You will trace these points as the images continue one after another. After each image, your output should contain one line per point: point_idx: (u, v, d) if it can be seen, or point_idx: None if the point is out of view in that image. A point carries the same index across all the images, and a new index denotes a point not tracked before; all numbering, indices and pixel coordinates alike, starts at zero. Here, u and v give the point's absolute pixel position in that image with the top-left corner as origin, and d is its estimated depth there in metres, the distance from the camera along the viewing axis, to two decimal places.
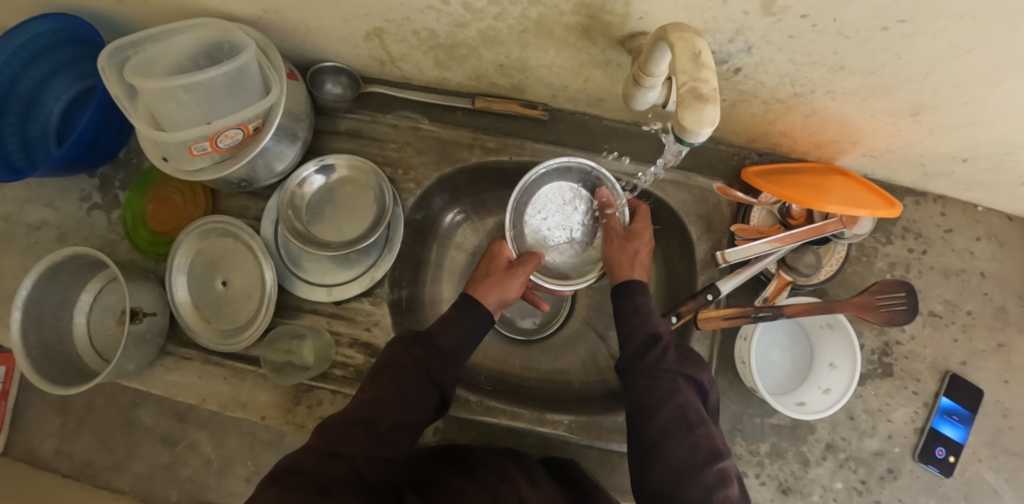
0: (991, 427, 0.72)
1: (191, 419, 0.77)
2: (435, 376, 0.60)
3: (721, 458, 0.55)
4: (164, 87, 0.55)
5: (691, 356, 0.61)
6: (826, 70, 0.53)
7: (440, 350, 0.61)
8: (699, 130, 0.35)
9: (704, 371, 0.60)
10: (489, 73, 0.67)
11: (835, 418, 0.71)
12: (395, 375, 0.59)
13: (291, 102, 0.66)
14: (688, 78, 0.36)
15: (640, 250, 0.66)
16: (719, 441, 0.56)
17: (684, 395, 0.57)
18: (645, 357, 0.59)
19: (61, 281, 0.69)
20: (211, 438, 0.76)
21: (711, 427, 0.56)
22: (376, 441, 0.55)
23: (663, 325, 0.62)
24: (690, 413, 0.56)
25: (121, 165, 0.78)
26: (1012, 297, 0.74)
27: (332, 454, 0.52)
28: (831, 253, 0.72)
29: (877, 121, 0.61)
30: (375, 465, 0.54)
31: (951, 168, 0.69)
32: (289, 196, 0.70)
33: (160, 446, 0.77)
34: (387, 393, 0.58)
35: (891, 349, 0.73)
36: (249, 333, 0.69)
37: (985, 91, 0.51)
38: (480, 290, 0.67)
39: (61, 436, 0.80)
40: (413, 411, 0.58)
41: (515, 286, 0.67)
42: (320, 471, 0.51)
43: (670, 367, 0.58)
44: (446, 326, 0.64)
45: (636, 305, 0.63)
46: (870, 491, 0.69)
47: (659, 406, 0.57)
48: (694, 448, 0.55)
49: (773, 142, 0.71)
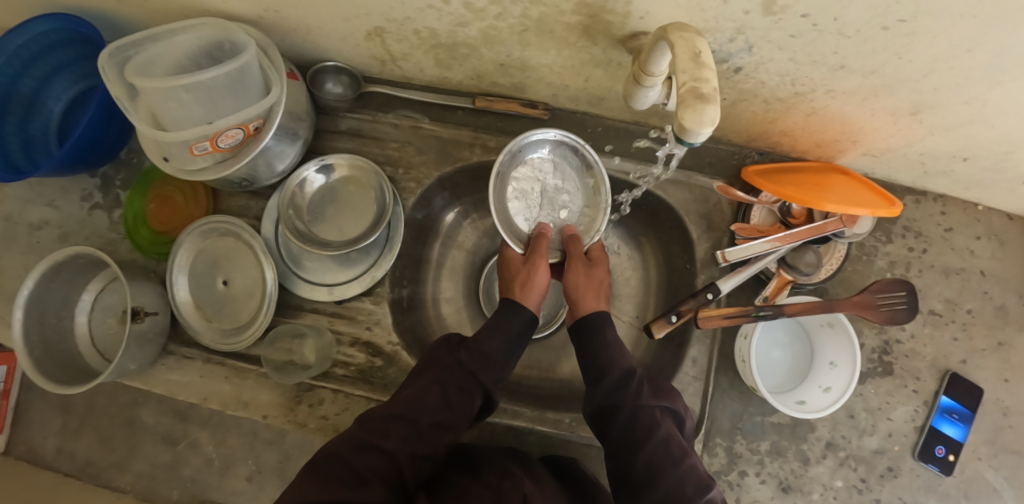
0: (990, 426, 0.72)
1: (193, 419, 0.77)
2: (480, 379, 0.62)
3: (708, 487, 0.55)
4: (166, 87, 0.55)
5: (664, 387, 0.62)
6: (826, 69, 0.53)
7: (487, 355, 0.63)
8: (699, 130, 0.35)
9: (678, 401, 0.61)
10: (490, 72, 0.67)
11: (835, 417, 0.71)
12: (439, 375, 0.61)
13: (292, 102, 0.66)
14: (689, 78, 0.36)
15: (602, 277, 0.70)
16: (703, 473, 0.56)
17: (666, 427, 0.57)
18: (624, 390, 0.60)
19: (62, 280, 0.69)
20: (212, 437, 0.76)
21: (694, 458, 0.57)
22: (415, 436, 0.57)
23: (631, 358, 0.63)
24: (673, 446, 0.56)
25: (122, 164, 0.79)
26: (1011, 296, 0.75)
27: (371, 447, 0.54)
28: (831, 252, 0.72)
29: (876, 120, 0.61)
30: (414, 461, 0.56)
31: (951, 167, 0.69)
32: (289, 196, 0.70)
33: (162, 445, 0.77)
34: (431, 393, 0.59)
35: (891, 348, 0.73)
36: (250, 333, 0.69)
37: (985, 90, 0.52)
38: (517, 293, 0.68)
39: (63, 435, 0.80)
40: (455, 412, 0.60)
41: (540, 274, 0.69)
42: (358, 461, 0.52)
43: (646, 400, 0.59)
44: (492, 332, 0.65)
45: (606, 338, 0.64)
46: (870, 489, 0.69)
47: (643, 439, 0.57)
48: (681, 480, 0.55)
49: (774, 141, 0.71)
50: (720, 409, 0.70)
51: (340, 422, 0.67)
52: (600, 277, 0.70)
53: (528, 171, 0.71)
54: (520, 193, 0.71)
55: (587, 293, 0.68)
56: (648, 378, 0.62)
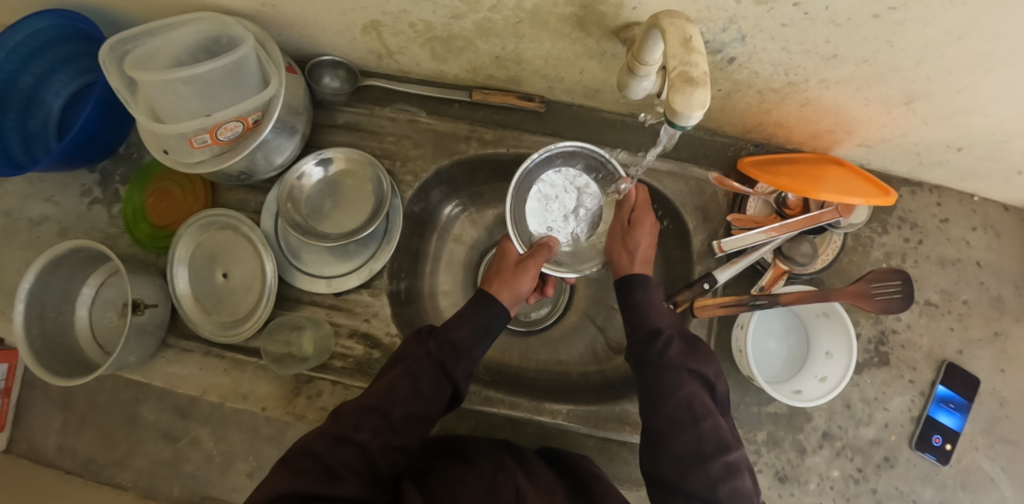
0: (988, 416, 0.72)
1: (193, 416, 0.78)
2: (451, 369, 0.61)
3: (727, 450, 0.54)
4: (165, 81, 0.56)
5: (698, 347, 0.60)
6: (819, 58, 0.54)
7: (455, 344, 0.62)
8: (689, 114, 0.35)
9: (710, 363, 0.59)
10: (486, 65, 0.67)
11: (832, 407, 0.71)
12: (409, 367, 0.61)
13: (289, 96, 0.66)
14: (679, 62, 0.36)
15: (641, 241, 0.67)
16: (726, 434, 0.55)
17: (690, 389, 0.56)
18: (651, 348, 0.59)
19: (62, 274, 0.69)
20: (213, 433, 0.76)
21: (719, 420, 0.55)
22: (388, 428, 0.56)
23: (665, 316, 0.62)
24: (696, 404, 0.55)
25: (122, 159, 0.79)
26: (1007, 286, 0.75)
27: (343, 440, 0.54)
28: (827, 242, 0.72)
29: (870, 110, 0.61)
30: (387, 452, 0.55)
31: (946, 157, 0.69)
32: (287, 189, 0.70)
33: (162, 442, 0.77)
34: (402, 385, 0.59)
35: (887, 337, 0.73)
36: (250, 325, 0.69)
37: (976, 78, 0.52)
38: (495, 286, 0.68)
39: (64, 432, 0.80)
40: (427, 403, 0.59)
41: (526, 281, 0.68)
42: (330, 455, 0.53)
43: (673, 359, 0.57)
44: (460, 322, 0.64)
45: (636, 299, 0.64)
46: (866, 479, 0.70)
47: (665, 395, 0.56)
48: (699, 441, 0.54)
49: (769, 132, 0.71)
50: None
51: None
52: (639, 241, 0.67)
53: (559, 180, 0.73)
54: (543, 195, 0.73)
55: (623, 257, 0.68)
56: (682, 336, 0.60)
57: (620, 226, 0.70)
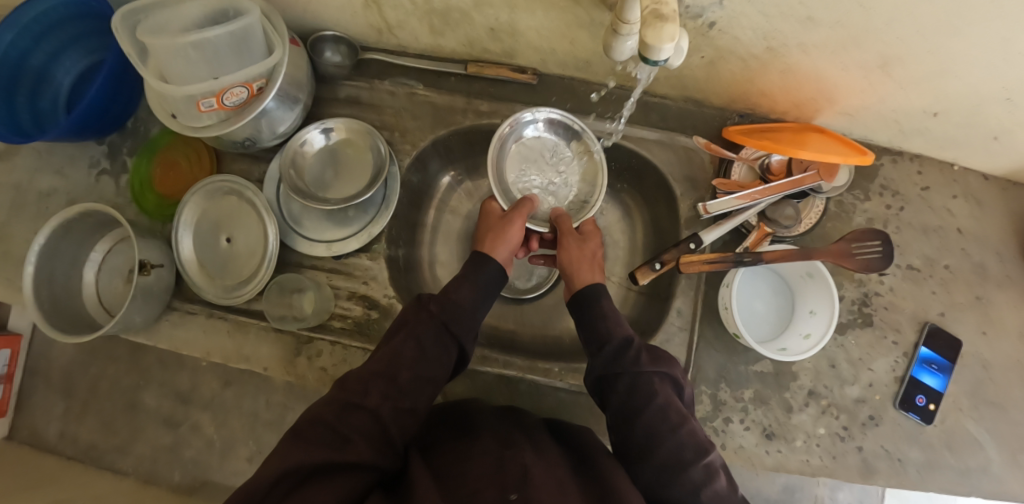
0: (971, 378, 0.74)
1: (195, 402, 0.90)
2: (453, 328, 0.64)
3: (705, 453, 0.55)
4: (175, 45, 0.59)
5: (663, 355, 0.62)
6: (795, 21, 0.56)
7: (455, 304, 0.66)
8: (660, 46, 0.38)
9: (677, 366, 0.62)
10: (481, 38, 0.70)
11: (817, 367, 0.73)
12: (412, 330, 0.64)
13: (293, 67, 0.69)
14: (651, 2, 0.39)
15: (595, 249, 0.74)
16: (702, 437, 0.57)
17: (663, 395, 0.58)
18: (622, 358, 0.61)
19: (72, 239, 0.72)
20: (212, 420, 0.90)
21: (693, 423, 0.58)
22: (396, 391, 0.58)
23: (627, 327, 0.65)
24: (671, 413, 0.57)
25: (129, 133, 0.82)
26: (989, 252, 0.77)
27: (353, 406, 0.56)
28: (809, 207, 0.75)
29: (848, 76, 0.64)
30: (397, 416, 0.57)
31: (924, 125, 0.71)
32: (290, 156, 0.73)
33: (165, 428, 0.91)
34: (407, 348, 0.62)
35: (870, 300, 0.75)
36: (252, 287, 0.72)
37: (946, 40, 0.54)
38: (489, 244, 0.72)
39: (65, 422, 0.95)
40: (432, 364, 0.62)
41: (515, 233, 0.73)
42: (341, 421, 0.54)
43: (645, 367, 0.60)
44: (459, 283, 0.69)
45: (602, 308, 0.67)
46: (852, 437, 0.71)
47: (640, 408, 0.58)
48: (679, 448, 0.55)
49: (753, 102, 0.74)
50: (705, 359, 0.72)
51: (337, 373, 0.71)
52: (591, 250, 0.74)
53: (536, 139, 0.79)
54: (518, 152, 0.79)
55: (583, 266, 0.72)
56: (645, 346, 0.63)
57: (572, 237, 0.74)
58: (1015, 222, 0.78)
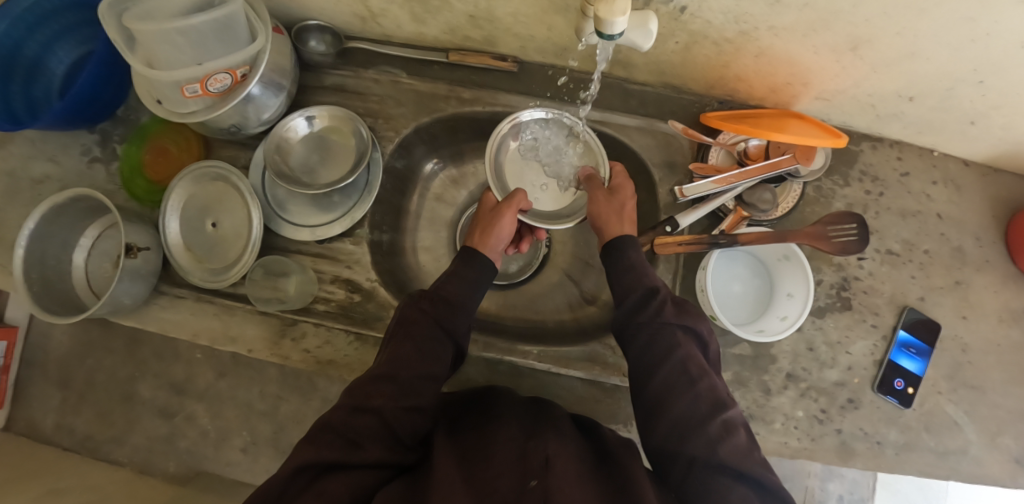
0: (950, 361, 0.74)
1: (189, 393, 0.95)
2: (447, 326, 0.65)
3: (723, 409, 0.55)
4: (160, 31, 0.61)
5: (688, 308, 0.63)
6: (764, 3, 0.57)
7: (448, 300, 0.67)
8: (612, 19, 0.40)
9: (702, 322, 0.62)
10: (462, 26, 0.72)
11: (796, 349, 0.73)
12: (409, 330, 0.64)
13: (277, 54, 0.71)
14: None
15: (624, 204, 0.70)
16: (721, 393, 0.57)
17: (685, 348, 0.59)
18: (645, 310, 0.61)
19: (63, 223, 0.73)
20: (208, 410, 0.94)
21: (713, 378, 0.58)
22: (400, 392, 0.59)
23: (657, 279, 0.64)
24: (691, 366, 0.57)
25: (120, 121, 0.84)
26: (968, 237, 0.78)
27: (359, 409, 0.57)
28: (787, 192, 0.76)
29: (820, 58, 0.65)
30: (404, 414, 0.58)
31: (900, 108, 0.72)
32: (276, 141, 0.74)
33: (158, 418, 0.95)
34: (405, 350, 0.63)
35: (849, 284, 0.75)
36: (237, 270, 0.73)
37: (914, 19, 0.54)
38: (478, 240, 0.73)
39: (62, 411, 0.98)
40: (431, 361, 0.63)
41: (506, 225, 0.72)
42: (349, 425, 0.56)
43: (668, 319, 0.60)
44: (451, 279, 0.69)
45: (630, 261, 0.65)
46: (831, 419, 0.72)
47: (659, 361, 0.58)
48: (696, 403, 0.55)
49: (731, 88, 0.75)
50: None
51: (321, 355, 0.71)
52: (625, 204, 0.70)
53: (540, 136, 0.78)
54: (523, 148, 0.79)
55: (613, 219, 0.69)
56: (671, 298, 0.64)
57: (599, 195, 0.71)
58: (994, 207, 0.79)
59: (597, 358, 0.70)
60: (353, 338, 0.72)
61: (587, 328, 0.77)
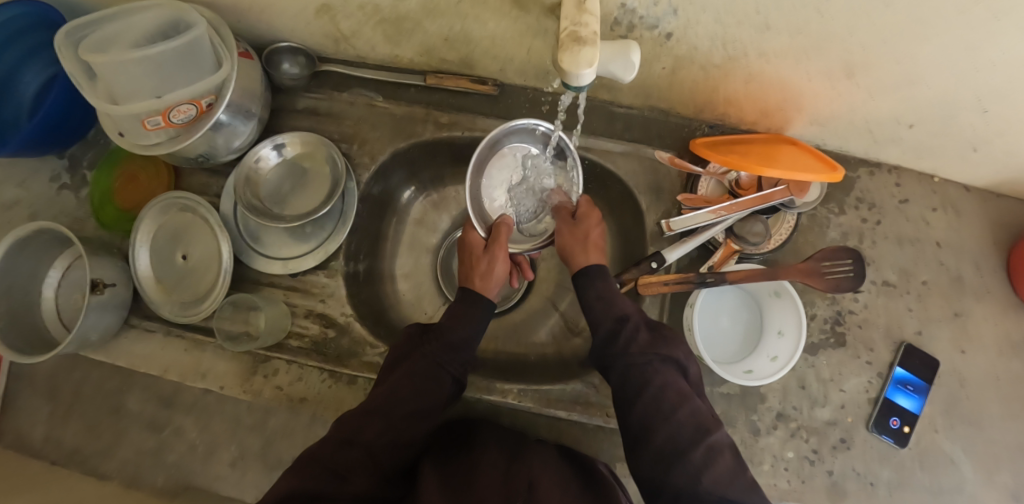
0: (948, 396, 0.70)
1: (177, 405, 0.80)
2: (449, 366, 0.62)
3: (707, 432, 0.54)
4: (116, 63, 0.57)
5: (663, 333, 0.61)
6: (753, 30, 0.52)
7: (452, 342, 0.64)
8: (577, 72, 0.37)
9: (680, 345, 0.60)
10: (436, 47, 0.68)
11: (786, 387, 0.71)
12: (408, 368, 0.61)
13: (244, 79, 0.67)
14: (569, 23, 0.38)
15: (590, 232, 0.69)
16: (703, 417, 0.56)
17: (661, 377, 0.57)
18: (618, 340, 0.60)
19: (28, 255, 0.71)
20: (195, 424, 0.79)
21: (694, 402, 0.56)
22: (390, 427, 0.57)
23: (630, 305, 0.63)
24: (668, 394, 0.56)
25: (91, 145, 0.81)
26: (967, 266, 0.74)
27: (347, 443, 0.55)
28: (780, 222, 0.72)
29: (815, 85, 0.60)
30: (391, 449, 0.57)
31: (899, 134, 0.67)
32: (245, 172, 0.71)
33: (146, 431, 0.79)
34: (401, 386, 0.60)
35: (844, 318, 0.72)
36: (207, 305, 0.71)
37: (914, 47, 0.50)
38: (477, 283, 0.69)
39: (50, 425, 0.82)
40: (427, 400, 0.60)
41: (500, 264, 0.70)
42: (336, 458, 0.54)
43: (638, 351, 0.58)
44: (455, 321, 0.66)
45: (598, 291, 0.64)
46: (822, 460, 0.69)
47: (635, 395, 0.57)
48: (678, 429, 0.54)
49: (721, 112, 0.71)
50: None
51: (293, 392, 0.69)
52: (590, 232, 0.69)
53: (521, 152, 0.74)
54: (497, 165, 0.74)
55: (575, 247, 0.68)
56: (645, 322, 0.62)
57: (564, 223, 0.71)
58: (996, 234, 0.75)
59: (579, 398, 0.67)
60: (326, 375, 0.69)
61: (570, 362, 0.75)
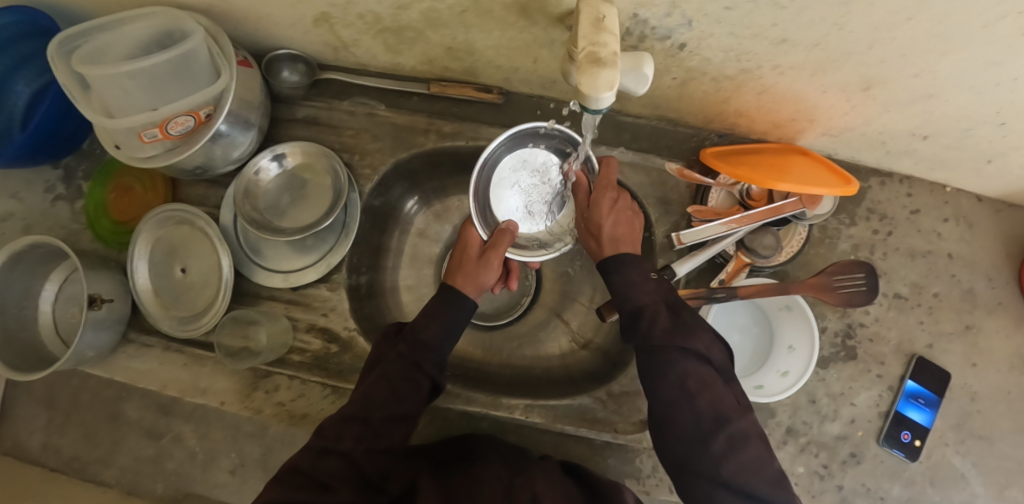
0: (958, 411, 0.69)
1: (177, 412, 0.77)
2: (423, 366, 0.60)
3: (728, 422, 0.51)
4: (110, 75, 0.56)
5: (685, 317, 0.56)
6: (769, 43, 0.51)
7: (424, 342, 0.61)
8: (597, 95, 0.40)
9: (703, 331, 0.54)
10: (440, 56, 0.66)
11: (796, 402, 0.70)
12: (382, 371, 0.59)
13: (242, 88, 0.66)
14: (588, 43, 0.41)
15: (603, 223, 0.62)
16: (727, 407, 0.52)
17: (682, 366, 0.53)
18: (637, 324, 0.56)
19: (22, 271, 0.69)
20: (195, 431, 0.76)
21: (719, 390, 0.52)
22: (370, 433, 0.56)
23: (647, 293, 0.57)
24: (689, 382, 0.52)
25: (85, 155, 0.79)
26: (979, 278, 0.72)
27: (328, 451, 0.54)
28: (792, 234, 0.72)
29: (829, 97, 0.59)
30: (372, 456, 0.55)
31: (912, 146, 0.66)
32: (244, 184, 0.70)
33: (146, 439, 0.77)
34: (377, 389, 0.58)
35: (854, 331, 0.71)
36: (207, 320, 0.69)
37: (934, 61, 0.49)
38: (458, 282, 0.66)
39: (49, 430, 0.80)
40: (405, 403, 0.58)
41: (490, 271, 0.66)
42: (319, 467, 0.53)
43: (658, 339, 0.53)
44: (428, 319, 0.62)
45: (613, 282, 0.59)
46: (832, 475, 0.68)
47: (656, 379, 0.54)
48: (696, 418, 0.52)
49: (731, 122, 0.70)
50: None
51: (296, 408, 0.68)
52: (604, 223, 0.62)
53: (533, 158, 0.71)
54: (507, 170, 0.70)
55: (592, 243, 0.64)
56: (668, 304, 0.57)
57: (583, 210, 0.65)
58: (1008, 245, 0.73)
59: (587, 413, 0.66)
60: (329, 390, 0.69)
61: (576, 375, 0.74)
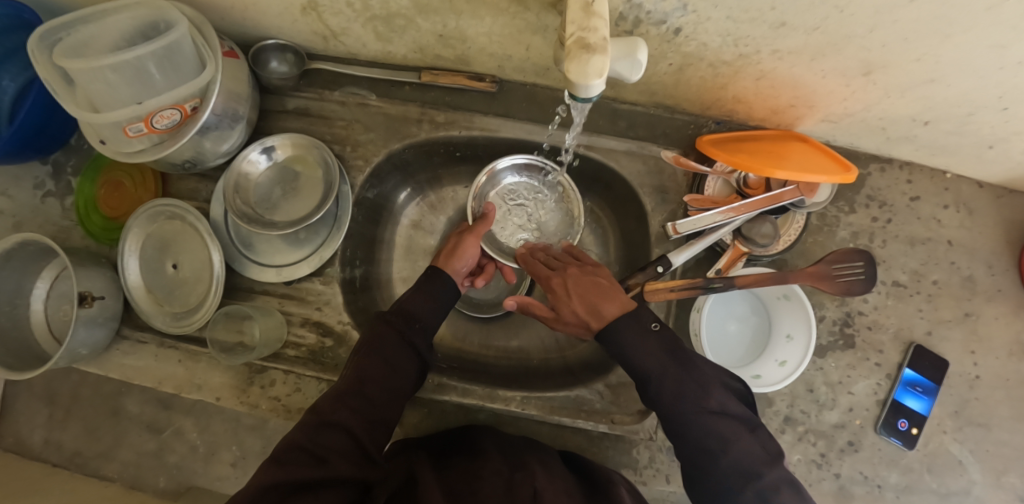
0: (956, 398, 0.69)
1: (177, 407, 0.77)
2: (410, 337, 0.60)
3: (758, 476, 0.50)
4: (93, 67, 0.54)
5: (695, 373, 0.53)
6: (767, 26, 0.49)
7: (410, 314, 0.62)
8: (587, 82, 0.40)
9: (711, 389, 0.53)
10: (431, 44, 0.65)
11: (793, 391, 0.70)
12: (373, 344, 0.59)
13: (229, 80, 0.64)
14: (577, 28, 0.40)
15: (573, 307, 0.61)
16: (753, 459, 0.51)
17: (699, 425, 0.52)
18: (649, 386, 0.54)
19: (11, 268, 0.68)
20: (196, 425, 0.76)
21: (743, 442, 0.51)
22: (367, 405, 0.55)
23: (652, 358, 0.54)
24: (711, 438, 0.51)
25: (74, 150, 0.78)
26: (980, 266, 0.72)
27: (326, 425, 0.53)
28: (789, 223, 0.71)
29: (828, 82, 0.57)
30: (370, 429, 0.55)
31: (913, 132, 0.65)
32: (234, 178, 0.69)
33: (147, 434, 0.77)
34: (371, 362, 0.58)
35: (853, 319, 0.71)
36: (200, 315, 0.69)
37: (935, 45, 0.47)
38: (442, 260, 0.69)
39: (49, 426, 0.80)
40: (399, 375, 0.58)
41: (469, 250, 0.70)
42: (317, 442, 0.52)
43: (668, 403, 0.53)
44: (415, 293, 0.64)
45: (621, 348, 0.56)
46: (828, 464, 0.68)
47: (679, 436, 0.53)
48: (725, 476, 0.51)
49: (728, 109, 0.69)
50: None
51: (292, 403, 0.68)
52: (574, 306, 0.61)
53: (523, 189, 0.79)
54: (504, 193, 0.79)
55: (580, 327, 0.62)
56: (675, 359, 0.54)
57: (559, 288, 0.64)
58: (1009, 232, 0.73)
59: (583, 404, 0.66)
60: (324, 384, 0.68)
61: (574, 366, 0.73)
